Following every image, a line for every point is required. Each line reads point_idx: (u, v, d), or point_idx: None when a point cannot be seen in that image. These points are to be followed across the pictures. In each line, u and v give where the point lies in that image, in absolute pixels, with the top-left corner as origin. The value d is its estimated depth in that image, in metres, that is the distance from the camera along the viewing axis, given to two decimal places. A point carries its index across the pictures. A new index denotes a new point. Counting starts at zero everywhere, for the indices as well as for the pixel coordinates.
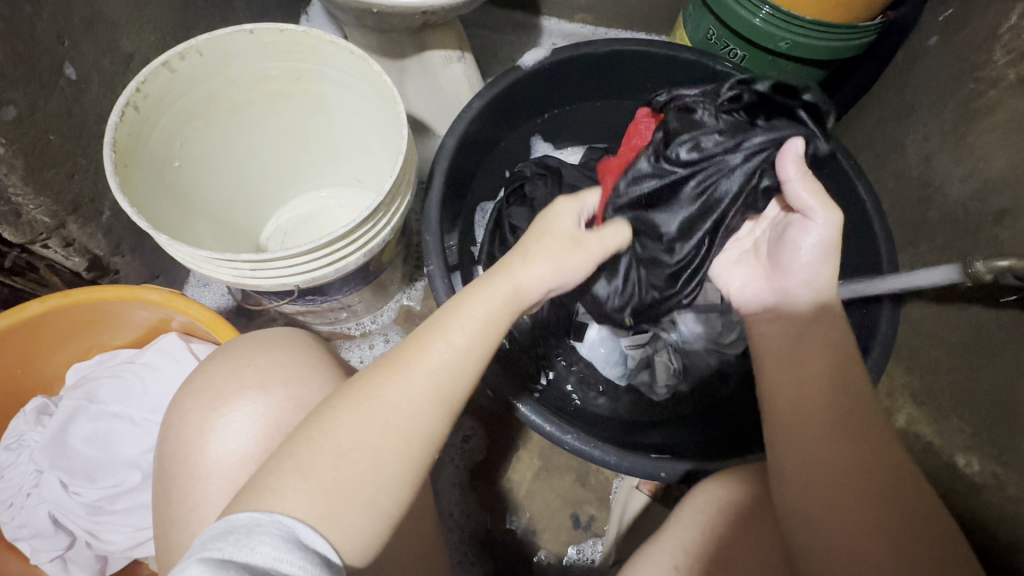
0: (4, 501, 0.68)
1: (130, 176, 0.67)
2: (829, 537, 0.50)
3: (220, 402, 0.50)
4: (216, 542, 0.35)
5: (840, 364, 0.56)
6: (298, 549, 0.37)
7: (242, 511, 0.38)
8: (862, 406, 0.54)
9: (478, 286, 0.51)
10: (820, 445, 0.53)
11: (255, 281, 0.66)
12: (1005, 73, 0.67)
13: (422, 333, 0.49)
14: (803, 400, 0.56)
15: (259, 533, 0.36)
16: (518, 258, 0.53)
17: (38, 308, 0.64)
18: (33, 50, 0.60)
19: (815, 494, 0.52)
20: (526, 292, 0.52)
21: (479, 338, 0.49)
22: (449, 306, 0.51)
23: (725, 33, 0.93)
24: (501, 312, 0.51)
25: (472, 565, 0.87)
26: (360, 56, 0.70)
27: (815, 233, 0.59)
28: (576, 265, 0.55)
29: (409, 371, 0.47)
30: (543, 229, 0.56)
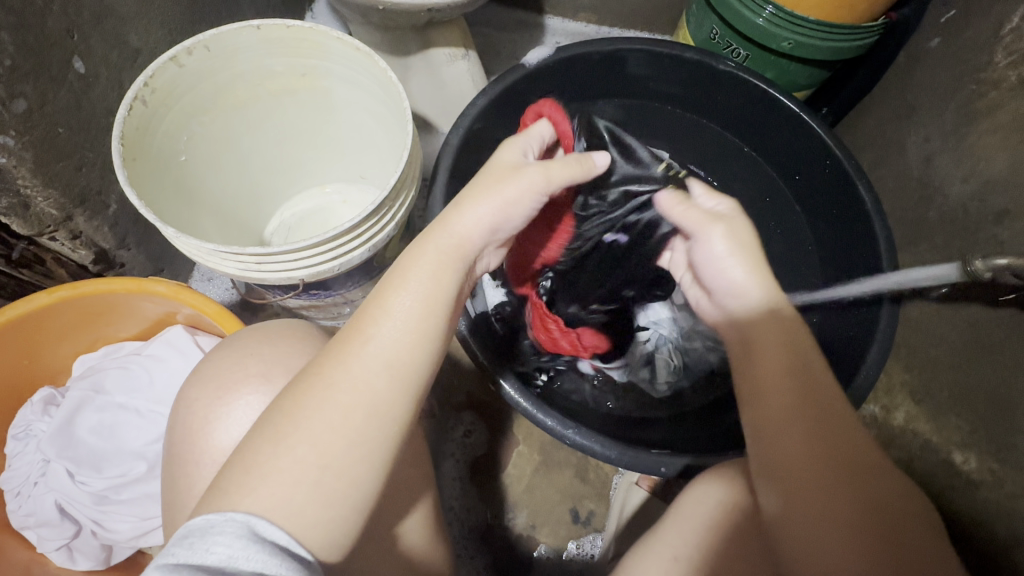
0: (12, 490, 0.69)
1: (139, 169, 0.67)
2: (802, 525, 0.50)
3: (226, 391, 0.51)
4: (172, 546, 0.36)
5: (791, 345, 0.56)
6: (258, 543, 0.38)
7: (200, 513, 0.39)
8: (825, 389, 0.54)
9: (416, 252, 0.51)
10: (784, 431, 0.53)
11: (261, 275, 0.67)
12: (1006, 75, 0.67)
13: (366, 309, 0.49)
14: (767, 386, 0.55)
15: (214, 533, 0.37)
16: (454, 209, 0.54)
17: (46, 299, 0.65)
18: (43, 43, 0.61)
19: (785, 484, 0.51)
20: (463, 239, 0.53)
21: (428, 308, 0.49)
22: (392, 272, 0.51)
23: (728, 33, 0.93)
24: (447, 271, 0.51)
25: (472, 558, 0.88)
26: (366, 53, 0.70)
27: (716, 244, 0.60)
28: (515, 196, 0.54)
29: (358, 349, 0.47)
30: (487, 176, 0.55)
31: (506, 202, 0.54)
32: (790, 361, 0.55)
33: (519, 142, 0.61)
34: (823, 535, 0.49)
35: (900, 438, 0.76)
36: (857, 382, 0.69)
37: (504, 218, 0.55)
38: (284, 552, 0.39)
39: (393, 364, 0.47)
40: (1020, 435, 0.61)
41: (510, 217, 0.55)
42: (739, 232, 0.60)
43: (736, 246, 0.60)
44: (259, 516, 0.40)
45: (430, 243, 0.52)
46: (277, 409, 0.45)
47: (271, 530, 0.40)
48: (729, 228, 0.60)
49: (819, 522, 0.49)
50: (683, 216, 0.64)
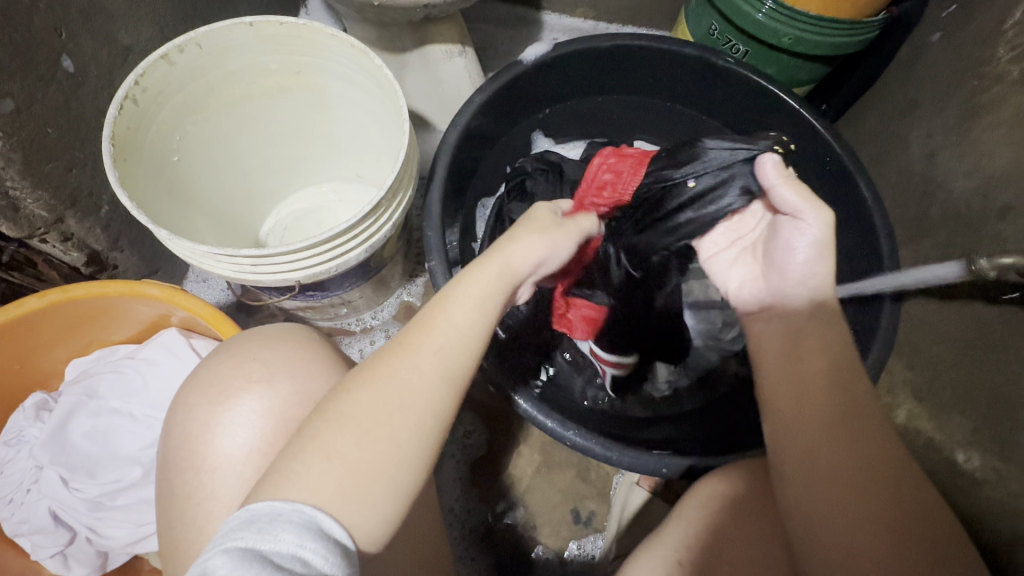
0: (4, 497, 0.68)
1: (130, 169, 0.66)
2: (820, 520, 0.52)
3: (224, 395, 0.50)
4: (240, 531, 0.36)
5: (832, 348, 0.56)
6: (319, 538, 0.38)
7: (262, 500, 0.39)
8: (857, 391, 0.54)
9: (477, 261, 0.51)
10: (812, 431, 0.54)
11: (257, 277, 0.66)
12: (1009, 70, 0.67)
13: (428, 314, 0.48)
14: (801, 384, 0.56)
15: (282, 522, 0.37)
16: (508, 237, 0.53)
17: (36, 303, 0.64)
18: (30, 42, 0.59)
19: (806, 480, 0.53)
20: (516, 269, 0.51)
21: (483, 318, 0.49)
22: (449, 285, 0.50)
23: (728, 28, 0.92)
24: (497, 287, 0.50)
25: (472, 560, 0.88)
26: (362, 50, 0.69)
27: (808, 236, 0.57)
28: (563, 245, 0.55)
29: (421, 350, 0.47)
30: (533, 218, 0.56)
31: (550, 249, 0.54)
32: (831, 362, 0.55)
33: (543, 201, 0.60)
34: (839, 530, 0.51)
35: (903, 436, 0.76)
36: None
37: (550, 261, 0.55)
38: (342, 550, 0.39)
39: (447, 369, 0.47)
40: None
41: (550, 264, 0.55)
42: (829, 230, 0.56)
43: (825, 244, 0.56)
44: (313, 506, 0.40)
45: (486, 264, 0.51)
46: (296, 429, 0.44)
47: (329, 523, 0.39)
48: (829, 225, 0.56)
49: (837, 519, 0.51)
50: (784, 194, 0.56)
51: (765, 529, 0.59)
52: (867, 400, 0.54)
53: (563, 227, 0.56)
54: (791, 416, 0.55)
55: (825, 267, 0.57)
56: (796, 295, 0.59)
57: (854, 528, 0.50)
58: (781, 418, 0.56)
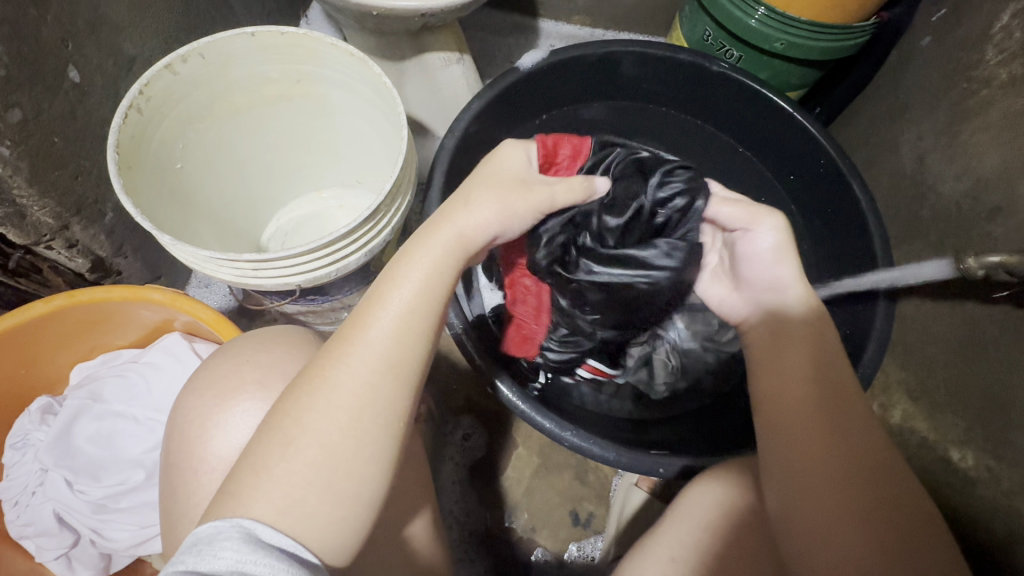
0: (10, 500, 0.69)
1: (134, 177, 0.67)
2: (808, 516, 0.51)
3: (223, 398, 0.51)
4: (182, 556, 0.37)
5: (814, 341, 0.58)
6: (262, 547, 0.38)
7: (206, 522, 0.39)
8: (841, 381, 0.56)
9: (418, 239, 0.52)
10: (799, 426, 0.54)
11: (257, 281, 0.67)
12: (997, 73, 0.68)
13: (364, 305, 0.49)
14: (784, 381, 0.57)
15: (220, 539, 0.37)
16: (461, 202, 0.54)
17: (42, 308, 0.65)
18: (38, 53, 0.61)
19: (793, 476, 0.53)
20: (469, 237, 0.53)
21: (422, 298, 0.49)
22: (387, 271, 0.51)
23: (721, 34, 0.94)
24: (444, 262, 0.51)
25: (472, 562, 0.88)
26: (361, 58, 0.71)
27: (764, 239, 0.64)
28: (520, 208, 0.55)
29: (357, 346, 0.46)
30: (484, 177, 0.56)
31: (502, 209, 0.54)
32: (812, 356, 0.57)
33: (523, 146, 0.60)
34: (821, 519, 0.51)
35: (898, 436, 0.76)
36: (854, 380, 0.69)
37: (505, 228, 0.55)
38: (288, 557, 0.38)
39: (393, 362, 0.46)
40: (1016, 432, 0.62)
41: (506, 229, 0.56)
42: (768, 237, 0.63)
43: (782, 244, 0.63)
44: (258, 521, 0.40)
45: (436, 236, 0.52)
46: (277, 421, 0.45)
47: (274, 535, 0.40)
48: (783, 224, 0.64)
49: (822, 513, 0.51)
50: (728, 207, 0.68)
51: (745, 526, 0.59)
52: (850, 391, 0.55)
53: (528, 185, 0.56)
54: (774, 403, 0.57)
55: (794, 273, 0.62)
56: (768, 299, 0.64)
57: (843, 525, 0.50)
58: (770, 416, 0.57)
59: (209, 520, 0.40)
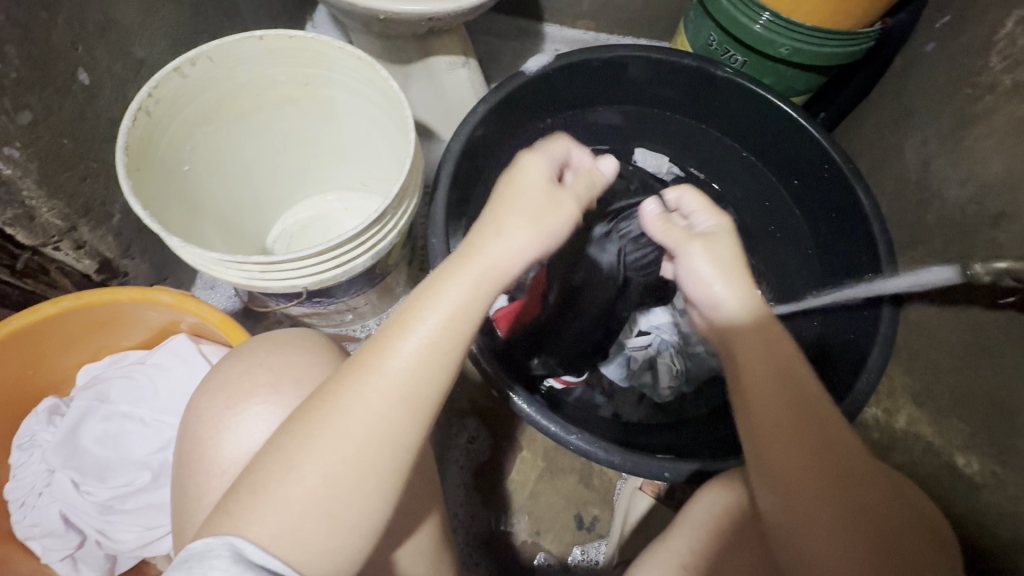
0: (17, 500, 0.69)
1: (142, 178, 0.68)
2: (801, 537, 0.49)
3: (236, 401, 0.51)
4: (173, 571, 0.37)
5: (778, 353, 0.54)
6: (250, 568, 0.38)
7: (199, 538, 0.40)
8: (810, 389, 0.52)
9: (448, 267, 0.49)
10: (782, 448, 0.51)
11: (265, 283, 0.67)
12: (1001, 79, 0.68)
13: (385, 331, 0.47)
14: (756, 400, 0.53)
15: (210, 557, 0.37)
16: (491, 230, 0.50)
17: (50, 309, 0.65)
18: (49, 56, 0.61)
19: (785, 499, 0.50)
20: (501, 263, 0.49)
21: (449, 329, 0.46)
22: (411, 297, 0.48)
23: (726, 40, 0.95)
24: (475, 289, 0.48)
25: (476, 565, 0.88)
26: (368, 62, 0.71)
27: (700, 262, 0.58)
28: (560, 220, 0.51)
29: (372, 375, 0.45)
30: (510, 195, 0.52)
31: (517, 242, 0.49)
32: (777, 370, 0.53)
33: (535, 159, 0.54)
34: (813, 534, 0.49)
35: (903, 442, 0.76)
36: (859, 385, 0.70)
37: (546, 248, 0.51)
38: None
39: (420, 384, 0.45)
40: (1021, 438, 0.62)
41: (548, 250, 0.52)
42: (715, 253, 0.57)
43: (717, 265, 0.57)
44: (283, 532, 0.40)
45: (461, 269, 0.48)
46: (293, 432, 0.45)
47: (265, 557, 0.40)
48: (707, 245, 0.58)
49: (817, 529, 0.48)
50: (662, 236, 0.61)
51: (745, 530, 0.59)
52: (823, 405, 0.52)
53: (553, 199, 0.51)
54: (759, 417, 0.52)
55: (732, 284, 0.57)
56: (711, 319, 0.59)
57: (830, 542, 0.48)
58: (751, 440, 0.52)
59: (219, 529, 0.39)
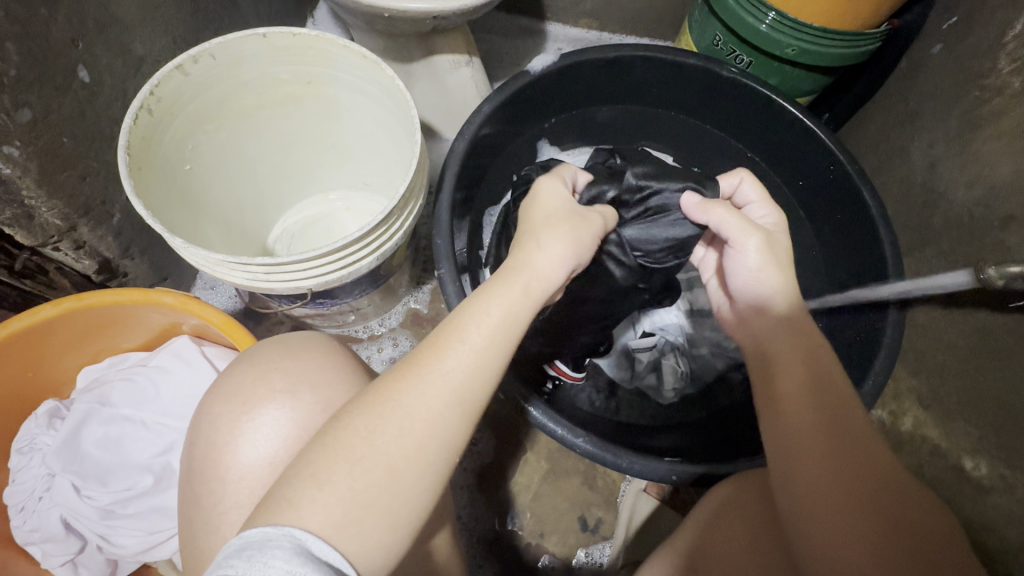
0: (16, 505, 0.68)
1: (143, 178, 0.67)
2: (820, 537, 0.49)
3: (249, 405, 0.50)
4: (230, 560, 0.35)
5: (810, 358, 0.56)
6: (311, 563, 0.36)
7: (255, 526, 0.37)
8: (841, 395, 0.53)
9: (494, 278, 0.50)
10: (804, 450, 0.52)
11: (269, 284, 0.66)
12: (1010, 82, 0.68)
13: (441, 332, 0.47)
14: (782, 400, 0.55)
15: (272, 547, 0.36)
16: (532, 243, 0.51)
17: (50, 311, 0.64)
18: (48, 53, 0.60)
19: (805, 498, 0.50)
20: (544, 276, 0.50)
21: (497, 337, 0.47)
22: (463, 304, 0.49)
23: (731, 40, 0.94)
24: (520, 302, 0.48)
25: (480, 568, 0.87)
26: (373, 61, 0.70)
27: (749, 258, 0.60)
28: (588, 234, 0.54)
29: (429, 373, 0.45)
30: (550, 215, 0.54)
31: (554, 257, 0.50)
32: (806, 373, 0.55)
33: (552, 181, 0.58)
34: (834, 535, 0.48)
35: (909, 444, 0.76)
36: (866, 387, 0.70)
37: (578, 261, 0.53)
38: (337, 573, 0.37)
39: (456, 392, 0.45)
40: None
41: (582, 257, 0.54)
42: (773, 249, 0.60)
43: (769, 259, 0.60)
44: None
45: (510, 283, 0.49)
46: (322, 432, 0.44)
47: (323, 550, 0.38)
48: (766, 243, 0.60)
49: (838, 530, 0.48)
50: (724, 220, 0.61)
51: None
52: (855, 409, 0.53)
53: (581, 216, 0.54)
54: (783, 417, 0.54)
55: (774, 277, 0.60)
56: (749, 310, 0.63)
57: (852, 542, 0.47)
58: (775, 439, 0.54)
59: (247, 528, 0.38)
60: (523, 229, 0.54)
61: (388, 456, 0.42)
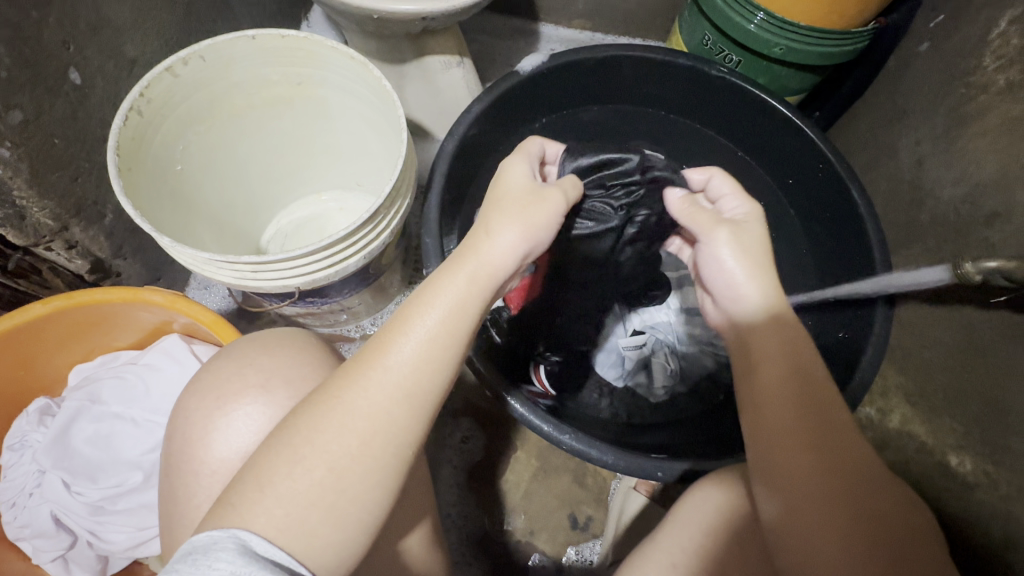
0: (7, 501, 0.69)
1: (134, 178, 0.68)
2: (801, 538, 0.49)
3: (223, 401, 0.51)
4: (176, 564, 0.35)
5: (790, 352, 0.54)
6: (257, 562, 0.36)
7: (203, 530, 0.38)
8: (820, 391, 0.53)
9: (447, 266, 0.50)
10: (787, 451, 0.51)
11: (257, 283, 0.67)
12: (994, 79, 0.68)
13: (389, 327, 0.47)
14: (762, 399, 0.54)
15: (217, 550, 0.36)
16: (482, 232, 0.51)
17: (41, 310, 0.65)
18: (39, 55, 0.61)
19: (785, 499, 0.50)
20: (493, 265, 0.50)
21: (449, 328, 0.47)
22: (414, 295, 0.49)
23: (721, 39, 0.94)
24: (469, 290, 0.49)
25: (469, 565, 0.88)
26: (361, 61, 0.71)
27: (719, 252, 0.58)
28: (544, 216, 0.52)
29: (375, 370, 0.45)
30: (507, 199, 0.53)
31: (505, 245, 0.50)
32: (788, 369, 0.53)
33: (515, 161, 0.58)
34: (815, 535, 0.48)
35: (896, 441, 0.77)
36: (852, 384, 0.70)
37: (535, 247, 0.53)
38: (283, 571, 0.38)
39: (405, 388, 0.45)
40: (1015, 437, 0.62)
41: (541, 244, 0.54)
42: (745, 239, 0.58)
43: (741, 251, 0.57)
44: (258, 534, 0.39)
45: (459, 271, 0.49)
46: (275, 433, 0.45)
47: (270, 550, 0.39)
48: (733, 235, 0.58)
49: (814, 528, 0.49)
50: (694, 219, 0.62)
51: (737, 528, 0.59)
52: (833, 405, 0.53)
53: (538, 197, 0.53)
54: (764, 416, 0.53)
55: (756, 266, 0.57)
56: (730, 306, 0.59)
57: (831, 543, 0.48)
58: (756, 439, 0.54)
59: (208, 528, 0.39)
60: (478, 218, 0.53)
61: (331, 450, 0.43)
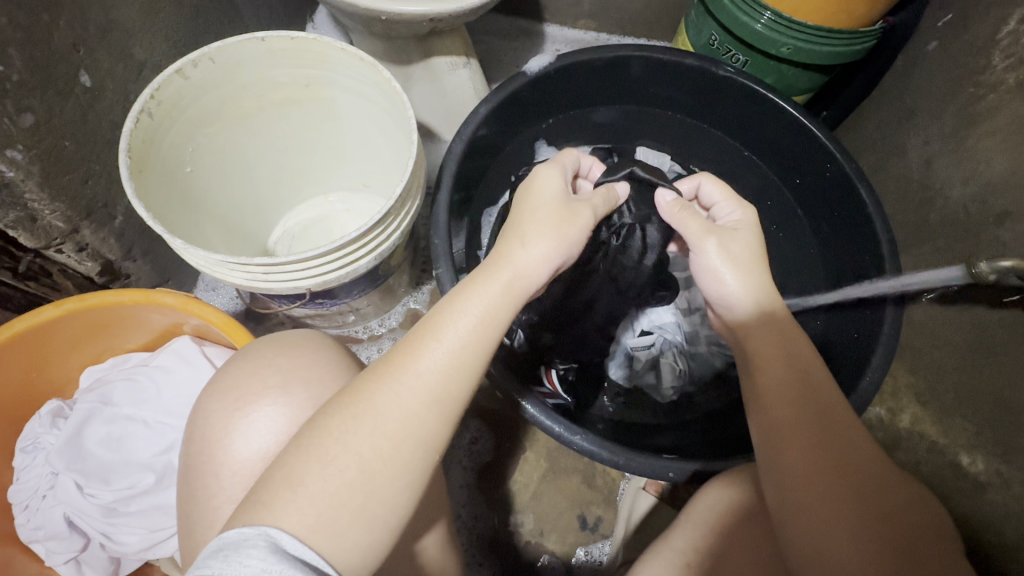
0: (20, 503, 0.69)
1: (145, 180, 0.68)
2: (810, 534, 0.49)
3: (242, 402, 0.51)
4: (207, 560, 0.35)
5: (791, 354, 0.55)
6: (287, 560, 0.36)
7: (234, 527, 0.38)
8: (825, 389, 0.53)
9: (477, 274, 0.50)
10: (797, 448, 0.51)
11: (268, 284, 0.67)
12: (1004, 78, 0.68)
13: (418, 332, 0.48)
14: (768, 397, 0.54)
15: (248, 546, 0.36)
16: (517, 239, 0.52)
17: (53, 312, 0.65)
18: (50, 58, 0.61)
19: (795, 496, 0.50)
20: (527, 275, 0.51)
21: (478, 335, 0.48)
22: (443, 302, 0.50)
23: (727, 39, 0.94)
24: (502, 299, 0.49)
25: (479, 566, 0.88)
26: (370, 63, 0.71)
27: (710, 260, 0.58)
28: (576, 232, 0.54)
29: (405, 374, 0.45)
30: (538, 209, 0.54)
31: (535, 256, 0.51)
32: (791, 367, 0.54)
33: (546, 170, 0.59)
34: (824, 531, 0.48)
35: (907, 441, 0.77)
36: (863, 384, 0.70)
37: (565, 258, 0.54)
38: (313, 570, 0.37)
39: (434, 392, 0.45)
40: None
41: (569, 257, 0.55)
42: (735, 246, 0.58)
43: (732, 258, 0.57)
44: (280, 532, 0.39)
45: (489, 280, 0.50)
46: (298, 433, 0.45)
47: (299, 547, 0.38)
48: (724, 242, 0.58)
49: (822, 524, 0.49)
50: (684, 223, 0.60)
51: (751, 527, 0.59)
52: (840, 408, 0.53)
53: (571, 212, 0.54)
54: (771, 413, 0.53)
55: (745, 273, 0.57)
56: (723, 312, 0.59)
57: (839, 539, 0.48)
58: (763, 435, 0.53)
59: (232, 528, 0.39)
60: (508, 227, 0.54)
61: (355, 451, 0.43)
